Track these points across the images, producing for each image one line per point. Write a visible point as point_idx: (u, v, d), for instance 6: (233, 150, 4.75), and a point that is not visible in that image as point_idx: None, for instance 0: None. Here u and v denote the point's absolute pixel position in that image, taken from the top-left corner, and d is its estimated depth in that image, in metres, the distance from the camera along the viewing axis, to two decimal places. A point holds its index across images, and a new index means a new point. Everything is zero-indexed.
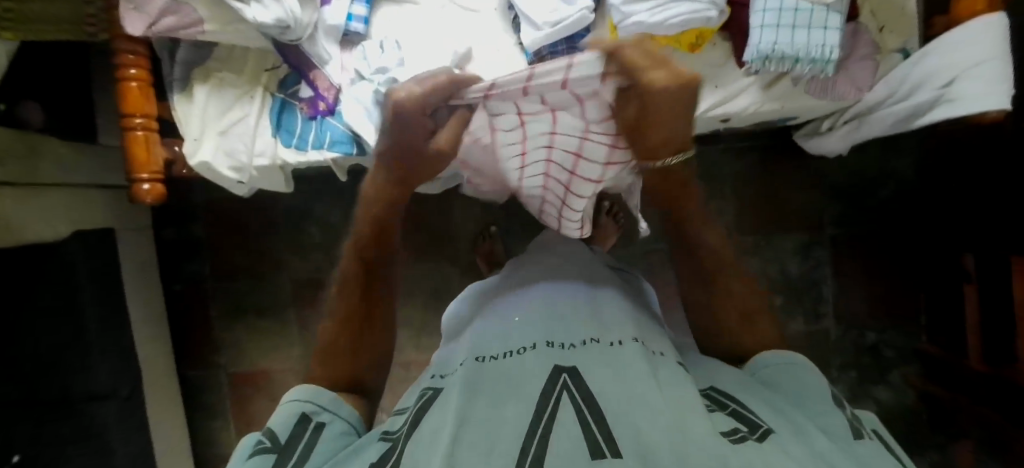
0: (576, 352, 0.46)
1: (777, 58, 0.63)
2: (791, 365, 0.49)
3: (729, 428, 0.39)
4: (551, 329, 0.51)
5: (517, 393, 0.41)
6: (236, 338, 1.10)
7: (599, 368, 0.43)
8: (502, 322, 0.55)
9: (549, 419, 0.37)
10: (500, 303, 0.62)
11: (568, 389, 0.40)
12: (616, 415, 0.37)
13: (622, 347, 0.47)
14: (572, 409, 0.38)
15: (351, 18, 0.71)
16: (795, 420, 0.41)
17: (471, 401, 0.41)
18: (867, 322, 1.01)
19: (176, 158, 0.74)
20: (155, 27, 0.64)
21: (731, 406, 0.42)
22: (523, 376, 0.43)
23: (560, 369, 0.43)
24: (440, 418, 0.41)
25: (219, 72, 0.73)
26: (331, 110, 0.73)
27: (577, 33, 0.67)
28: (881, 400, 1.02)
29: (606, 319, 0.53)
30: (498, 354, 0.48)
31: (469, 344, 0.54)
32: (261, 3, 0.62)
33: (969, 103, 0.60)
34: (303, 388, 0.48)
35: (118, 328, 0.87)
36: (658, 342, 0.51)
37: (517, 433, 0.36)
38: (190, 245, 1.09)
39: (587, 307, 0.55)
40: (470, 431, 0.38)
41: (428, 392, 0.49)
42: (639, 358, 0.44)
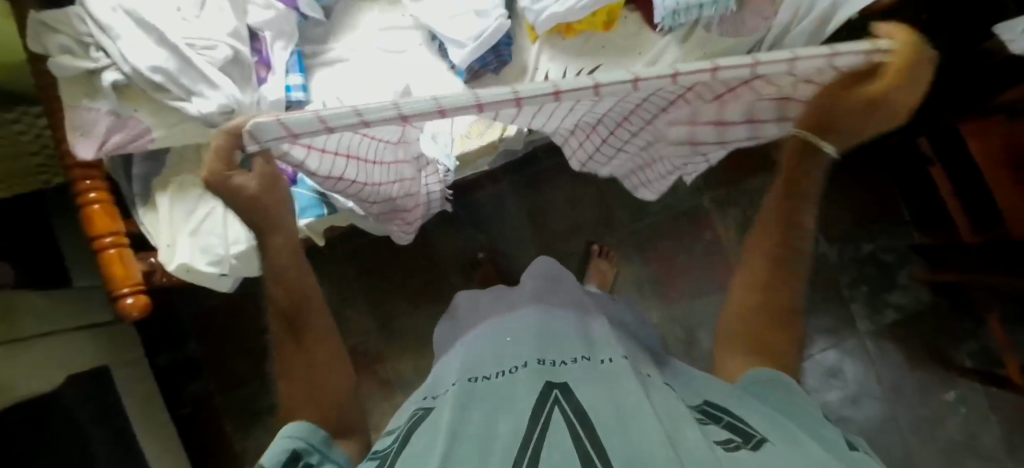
0: (569, 369, 0.42)
1: (683, 10, 0.68)
2: (772, 380, 0.46)
3: (723, 438, 0.35)
4: (543, 347, 0.47)
5: (511, 409, 0.38)
6: (256, 445, 1.06)
7: (590, 385, 0.39)
8: (495, 341, 0.51)
9: (539, 435, 0.33)
10: (486, 329, 0.58)
11: (559, 404, 0.36)
12: (607, 425, 0.33)
13: (614, 364, 0.43)
14: (562, 424, 0.34)
15: (290, 89, 0.74)
16: (788, 431, 0.37)
17: (463, 416, 0.38)
18: (854, 234, 1.04)
19: (155, 268, 0.75)
20: (105, 146, 0.66)
21: (725, 418, 0.38)
22: (515, 393, 0.40)
23: (551, 386, 0.39)
24: (430, 435, 0.37)
25: (176, 177, 0.74)
26: (294, 180, 0.74)
27: (500, 42, 0.72)
28: (900, 306, 1.02)
29: (597, 340, 0.49)
30: (492, 374, 0.45)
31: (461, 363, 0.50)
32: (203, 97, 0.65)
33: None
34: (297, 423, 0.43)
35: (132, 465, 0.83)
36: (643, 366, 0.48)
37: (506, 449, 0.33)
38: (187, 364, 1.07)
39: (578, 328, 0.52)
40: (464, 444, 0.34)
41: (420, 411, 0.45)
42: (630, 373, 0.41)
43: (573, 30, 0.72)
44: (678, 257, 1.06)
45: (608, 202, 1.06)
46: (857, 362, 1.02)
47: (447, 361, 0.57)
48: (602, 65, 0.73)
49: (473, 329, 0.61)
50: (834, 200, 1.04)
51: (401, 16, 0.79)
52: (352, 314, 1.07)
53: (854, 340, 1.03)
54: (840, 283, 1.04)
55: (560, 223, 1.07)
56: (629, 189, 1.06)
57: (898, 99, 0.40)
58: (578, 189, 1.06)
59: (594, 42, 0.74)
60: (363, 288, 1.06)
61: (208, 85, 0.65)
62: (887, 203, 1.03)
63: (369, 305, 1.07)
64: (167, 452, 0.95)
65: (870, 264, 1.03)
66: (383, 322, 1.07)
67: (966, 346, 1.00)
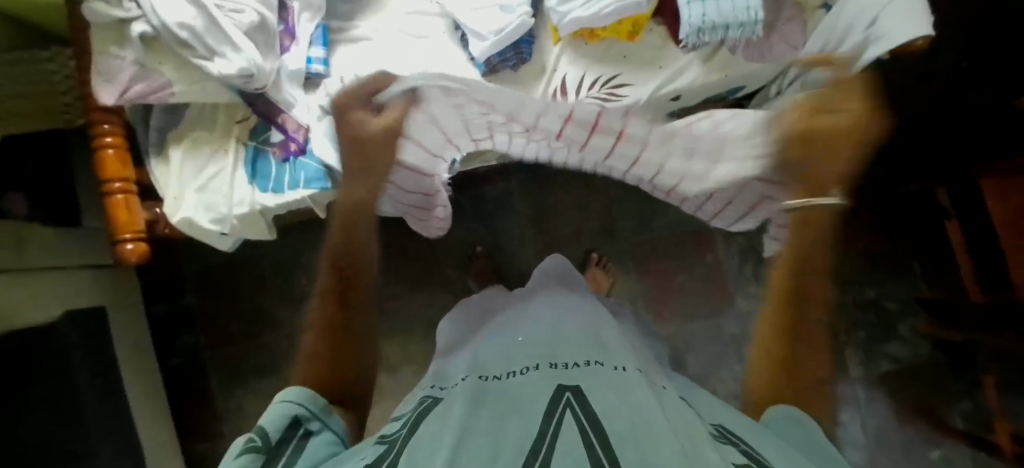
0: (581, 371, 0.41)
1: (709, 29, 0.67)
2: (796, 421, 0.42)
3: (740, 460, 0.32)
4: (554, 349, 0.46)
5: (522, 410, 0.36)
6: (237, 405, 1.08)
7: (605, 390, 0.38)
8: (507, 342, 0.50)
9: (550, 439, 0.32)
10: (502, 326, 0.57)
11: (571, 408, 0.35)
12: (619, 435, 0.31)
13: (628, 372, 0.42)
14: (573, 426, 0.33)
15: (311, 61, 0.77)
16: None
17: (473, 414, 0.37)
18: (857, 277, 1.02)
19: (158, 218, 0.78)
20: (128, 93, 0.68)
21: (740, 439, 0.36)
22: (527, 394, 0.38)
23: (563, 389, 0.38)
24: (439, 430, 0.36)
25: (191, 133, 0.76)
26: (302, 150, 0.75)
27: (522, 39, 0.73)
28: (897, 356, 1.00)
29: (610, 347, 0.48)
30: (502, 374, 0.43)
31: (473, 362, 0.49)
32: (225, 58, 0.66)
33: (895, 35, 0.63)
34: (299, 387, 0.43)
35: (115, 406, 0.85)
36: (658, 379, 0.46)
37: (517, 450, 0.31)
38: (181, 317, 1.09)
39: (593, 334, 0.51)
40: (472, 443, 0.33)
41: (427, 399, 0.45)
42: (644, 384, 0.39)
43: (597, 36, 0.72)
44: (677, 276, 1.05)
45: (612, 214, 1.06)
46: (845, 407, 1.00)
47: (460, 358, 0.56)
48: (620, 75, 0.73)
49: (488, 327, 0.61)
50: (841, 240, 1.02)
51: (428, 2, 0.80)
52: None
53: (845, 385, 1.01)
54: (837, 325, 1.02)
55: (563, 226, 1.07)
56: (635, 203, 1.05)
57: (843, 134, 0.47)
58: (585, 195, 1.06)
59: (616, 50, 0.74)
60: None
61: (231, 47, 0.66)
62: (898, 250, 1.01)
63: None
64: (151, 398, 0.98)
65: (870, 310, 1.01)
66: None
67: (959, 407, 0.97)
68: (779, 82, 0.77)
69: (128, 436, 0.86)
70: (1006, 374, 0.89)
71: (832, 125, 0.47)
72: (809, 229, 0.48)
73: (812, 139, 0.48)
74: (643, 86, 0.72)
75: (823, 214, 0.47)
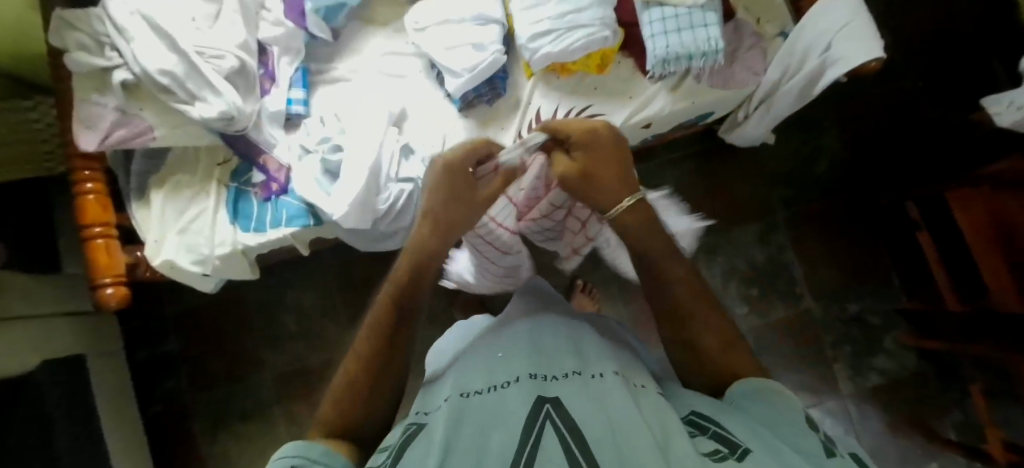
0: (561, 383, 0.40)
1: (673, 59, 0.70)
2: (768, 392, 0.39)
3: (709, 450, 0.32)
4: (535, 361, 0.45)
5: (502, 424, 0.35)
6: (222, 451, 1.05)
7: (583, 399, 0.37)
8: (487, 355, 0.49)
9: (530, 454, 0.31)
10: (483, 340, 0.56)
11: (550, 418, 0.34)
12: (597, 440, 0.32)
13: (606, 379, 0.41)
14: (554, 440, 0.32)
15: (291, 102, 0.78)
16: (769, 440, 0.34)
17: (454, 433, 0.36)
18: (838, 292, 1.03)
19: (139, 261, 0.77)
20: (109, 139, 0.68)
21: (711, 428, 0.35)
22: (506, 408, 0.38)
23: (542, 400, 0.37)
24: (423, 453, 0.35)
25: (173, 176, 0.77)
26: (284, 189, 0.76)
27: (495, 74, 0.75)
28: (884, 370, 1.01)
29: (587, 352, 0.47)
30: (482, 389, 0.42)
31: (454, 377, 0.48)
32: (206, 102, 0.68)
33: (849, 60, 0.66)
34: (297, 441, 0.39)
35: (94, 458, 0.82)
36: (634, 375, 0.46)
37: (500, 465, 0.31)
38: (164, 362, 1.07)
39: (570, 339, 0.50)
40: (454, 464, 0.32)
41: (411, 426, 0.42)
42: (622, 389, 0.39)
43: (568, 70, 0.75)
44: None
45: None
46: (839, 424, 1.00)
47: (443, 374, 0.55)
48: (591, 106, 0.76)
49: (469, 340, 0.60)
50: (819, 256, 1.04)
51: (404, 43, 0.83)
52: (332, 326, 1.07)
53: (836, 402, 1.01)
54: (824, 342, 1.03)
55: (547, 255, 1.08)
56: None
57: (586, 157, 0.52)
58: None
59: (586, 83, 0.76)
60: (347, 302, 1.08)
61: (211, 91, 0.68)
62: (876, 265, 1.03)
63: (351, 319, 1.07)
64: (132, 448, 0.95)
65: (852, 324, 1.02)
66: None
67: (951, 418, 0.97)
68: (746, 108, 0.84)
69: None
70: (992, 382, 0.90)
71: (574, 167, 0.52)
72: (637, 229, 0.52)
73: (598, 165, 0.52)
74: (613, 116, 0.74)
75: (641, 206, 0.52)
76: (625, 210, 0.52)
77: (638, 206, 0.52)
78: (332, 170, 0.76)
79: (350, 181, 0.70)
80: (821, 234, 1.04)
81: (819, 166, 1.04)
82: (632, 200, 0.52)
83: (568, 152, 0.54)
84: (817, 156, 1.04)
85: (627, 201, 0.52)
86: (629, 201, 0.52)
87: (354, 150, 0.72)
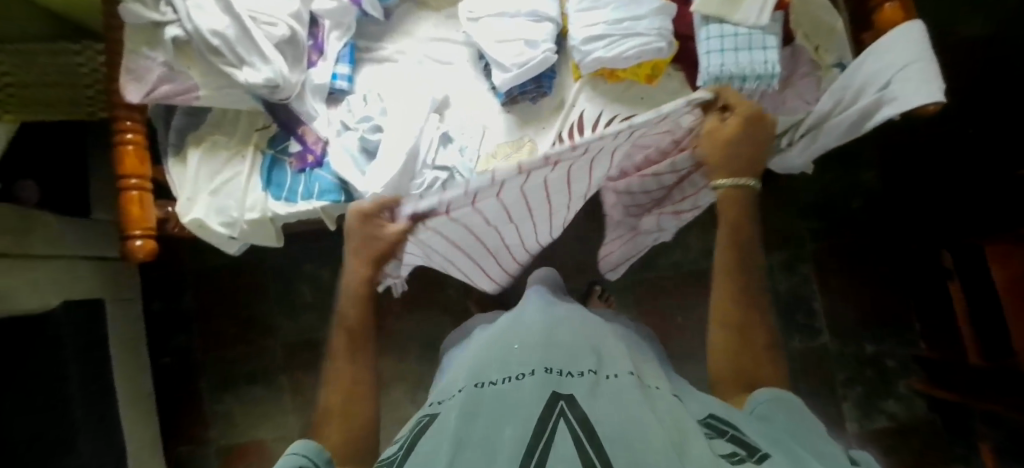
0: (575, 379, 0.39)
1: (726, 79, 0.68)
2: (782, 401, 0.40)
3: (726, 452, 0.32)
4: (550, 354, 0.43)
5: (514, 417, 0.34)
6: (225, 410, 1.07)
7: (598, 398, 0.36)
8: (501, 346, 0.48)
9: (543, 448, 0.30)
10: (496, 330, 0.55)
11: (564, 416, 0.33)
12: (613, 438, 0.30)
13: (621, 379, 0.40)
14: (567, 430, 0.31)
15: (336, 77, 0.78)
16: (790, 448, 0.34)
17: (467, 425, 0.35)
18: (855, 329, 1.02)
19: (170, 217, 0.78)
20: (153, 94, 0.69)
21: (730, 431, 0.35)
22: (517, 402, 0.36)
23: (556, 397, 0.36)
24: (435, 441, 0.34)
25: (211, 136, 0.77)
26: (319, 162, 0.77)
27: (543, 73, 0.75)
28: (893, 415, 0.99)
29: (603, 346, 0.46)
30: (497, 379, 0.41)
31: (468, 369, 0.47)
32: (253, 68, 0.68)
33: (907, 99, 0.63)
34: (304, 441, 0.43)
35: (103, 400, 0.84)
36: (652, 377, 0.45)
37: (516, 449, 0.30)
38: (180, 315, 1.09)
39: (586, 330, 0.49)
40: (469, 452, 0.32)
41: (422, 419, 0.41)
42: (638, 390, 0.37)
43: (616, 76, 0.73)
44: (676, 317, 1.05)
45: None
46: None
47: (455, 364, 0.54)
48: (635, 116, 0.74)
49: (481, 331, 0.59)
50: (841, 292, 1.04)
51: (454, 29, 0.82)
52: None
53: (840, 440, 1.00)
54: (834, 379, 1.02)
55: (568, 259, 1.07)
56: None
57: (739, 130, 0.52)
58: (592, 230, 1.07)
59: (633, 91, 0.75)
60: None
61: (260, 57, 0.68)
62: (899, 310, 1.01)
63: None
64: (139, 395, 0.97)
65: (866, 364, 1.01)
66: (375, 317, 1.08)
67: None
68: (789, 135, 0.80)
69: (111, 431, 0.84)
70: None
71: (722, 132, 0.53)
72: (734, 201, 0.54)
73: (736, 142, 0.53)
74: None
75: (741, 190, 0.54)
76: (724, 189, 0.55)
77: (737, 192, 0.54)
78: (370, 149, 0.76)
79: (388, 162, 0.70)
80: (847, 269, 1.03)
81: (853, 202, 1.04)
82: (735, 183, 0.54)
83: (727, 116, 0.54)
84: (852, 193, 1.04)
85: (729, 181, 0.54)
86: (732, 182, 0.54)
87: (395, 132, 0.72)
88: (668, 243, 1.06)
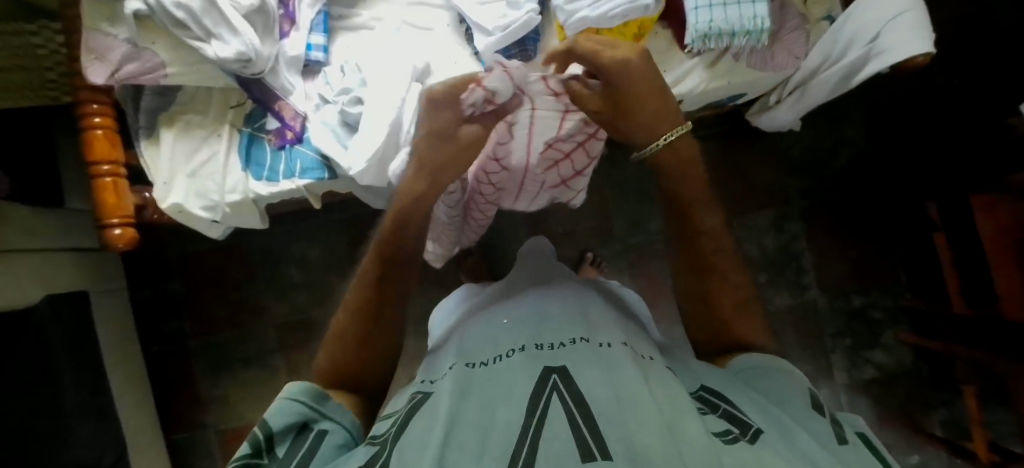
0: (568, 353, 0.39)
1: (715, 35, 0.66)
2: (774, 372, 0.41)
3: (719, 430, 0.32)
4: (542, 330, 0.43)
5: (508, 396, 0.34)
6: (222, 393, 1.07)
7: (591, 371, 0.36)
8: (490, 324, 0.47)
9: (538, 427, 0.30)
10: (482, 311, 0.53)
11: (558, 391, 0.33)
12: (606, 416, 0.30)
13: (613, 349, 0.40)
14: (560, 410, 0.31)
15: (311, 48, 0.75)
16: (777, 417, 0.34)
17: (459, 403, 0.34)
18: (843, 282, 1.04)
19: (147, 203, 0.76)
20: (118, 73, 0.66)
21: (722, 406, 0.35)
22: (511, 379, 0.36)
23: (549, 371, 0.36)
24: (426, 422, 0.33)
25: (184, 116, 0.74)
26: (299, 138, 0.74)
27: (528, 36, 0.74)
28: (880, 364, 1.03)
29: (595, 320, 0.46)
30: (488, 360, 0.40)
31: (457, 347, 0.46)
32: (222, 41, 0.64)
33: (896, 52, 0.63)
34: (305, 383, 0.42)
35: (97, 391, 0.83)
36: (644, 347, 0.45)
37: (508, 435, 0.30)
38: (168, 302, 1.07)
39: (576, 306, 0.49)
40: (461, 432, 0.31)
41: (417, 396, 0.40)
42: (631, 361, 0.37)
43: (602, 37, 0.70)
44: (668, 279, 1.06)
45: (607, 211, 1.06)
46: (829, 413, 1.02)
47: (444, 343, 0.53)
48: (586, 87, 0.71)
49: (467, 312, 0.58)
50: (830, 247, 1.05)
51: None
52: (338, 280, 1.07)
53: (828, 391, 1.03)
54: (822, 332, 1.04)
55: (559, 226, 1.07)
56: (633, 204, 1.06)
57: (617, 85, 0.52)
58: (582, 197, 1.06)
59: None
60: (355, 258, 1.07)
61: (229, 29, 0.64)
62: (885, 262, 1.03)
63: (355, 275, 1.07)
64: (133, 384, 0.96)
65: (853, 316, 1.04)
66: None
67: (938, 416, 1.00)
68: (779, 91, 0.81)
69: (109, 423, 0.83)
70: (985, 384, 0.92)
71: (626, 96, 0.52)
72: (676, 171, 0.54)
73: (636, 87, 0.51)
74: None
75: (683, 147, 0.54)
76: (675, 142, 0.53)
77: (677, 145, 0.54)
78: (350, 123, 0.73)
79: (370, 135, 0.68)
80: (835, 224, 1.05)
81: (840, 158, 1.04)
82: (674, 135, 0.53)
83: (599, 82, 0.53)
84: (839, 148, 1.04)
85: (668, 136, 0.53)
86: (670, 136, 0.53)
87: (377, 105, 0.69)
88: (658, 207, 1.06)
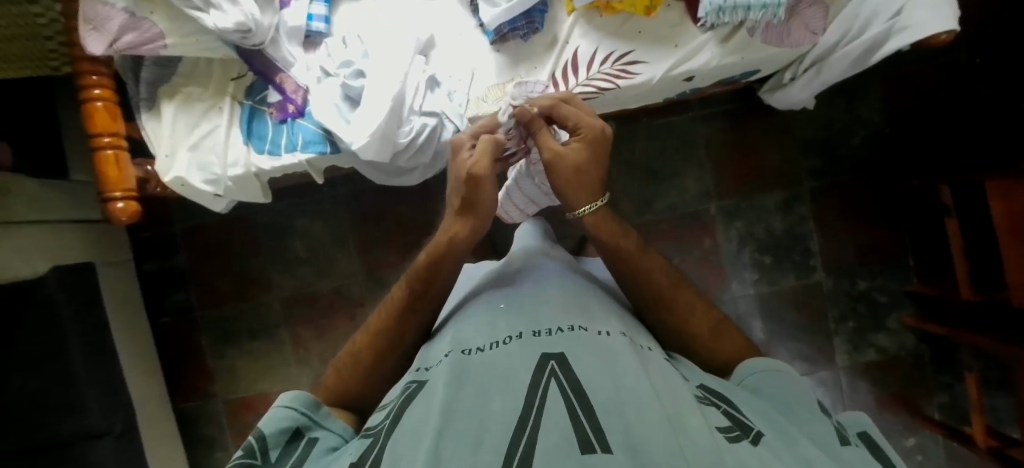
0: (564, 339, 0.38)
1: (730, 8, 0.63)
2: (778, 372, 0.41)
3: (722, 425, 0.32)
4: (538, 316, 0.43)
5: (504, 385, 0.34)
6: (229, 364, 1.09)
7: (590, 359, 0.36)
8: (488, 308, 0.48)
9: (535, 416, 0.30)
10: (481, 295, 0.53)
11: (555, 378, 0.33)
12: (606, 407, 0.30)
13: (612, 338, 0.39)
14: (558, 400, 0.31)
15: (311, 18, 0.74)
16: (779, 423, 0.34)
17: (456, 391, 0.34)
18: (851, 266, 1.03)
19: (150, 177, 0.77)
20: (117, 45, 0.64)
21: (723, 404, 0.35)
22: (509, 366, 0.36)
23: (547, 357, 0.36)
24: (422, 412, 0.33)
25: (185, 88, 0.73)
26: (301, 112, 0.74)
27: (535, 7, 0.71)
28: (882, 347, 1.03)
29: (593, 307, 0.46)
30: (483, 346, 0.40)
31: (455, 333, 0.46)
32: (221, 11, 0.63)
33: (921, 28, 0.62)
34: (298, 392, 0.43)
35: (107, 362, 0.85)
36: (642, 336, 0.45)
37: (505, 427, 0.29)
38: (174, 275, 1.08)
39: (571, 293, 0.48)
40: (456, 423, 0.31)
41: (411, 385, 0.40)
42: (630, 350, 0.37)
43: (612, 8, 0.69)
44: (672, 258, 1.05)
45: (612, 190, 1.05)
46: (828, 393, 1.03)
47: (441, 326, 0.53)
48: (600, 49, 0.71)
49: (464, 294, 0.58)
50: (838, 229, 1.03)
51: None
52: (341, 256, 1.07)
53: (829, 372, 1.03)
54: (826, 315, 1.04)
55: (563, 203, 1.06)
56: (639, 183, 1.05)
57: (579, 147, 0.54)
58: None
59: (631, 25, 0.71)
60: (358, 232, 1.07)
61: None
62: (892, 245, 1.02)
63: (360, 251, 1.07)
64: (141, 355, 0.97)
65: (858, 300, 1.03)
66: (371, 269, 1.08)
67: (939, 399, 1.01)
68: (794, 69, 0.78)
69: (119, 392, 0.85)
70: (986, 369, 0.93)
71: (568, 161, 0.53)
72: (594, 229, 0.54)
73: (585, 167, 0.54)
74: (656, 67, 0.69)
75: (602, 217, 0.55)
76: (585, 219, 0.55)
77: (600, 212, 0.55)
78: (352, 96, 0.73)
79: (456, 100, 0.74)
80: (845, 206, 1.03)
81: (853, 138, 1.01)
82: (595, 206, 0.55)
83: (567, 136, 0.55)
84: (854, 127, 1.01)
85: (589, 207, 0.55)
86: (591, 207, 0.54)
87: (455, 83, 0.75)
88: (663, 186, 1.05)
